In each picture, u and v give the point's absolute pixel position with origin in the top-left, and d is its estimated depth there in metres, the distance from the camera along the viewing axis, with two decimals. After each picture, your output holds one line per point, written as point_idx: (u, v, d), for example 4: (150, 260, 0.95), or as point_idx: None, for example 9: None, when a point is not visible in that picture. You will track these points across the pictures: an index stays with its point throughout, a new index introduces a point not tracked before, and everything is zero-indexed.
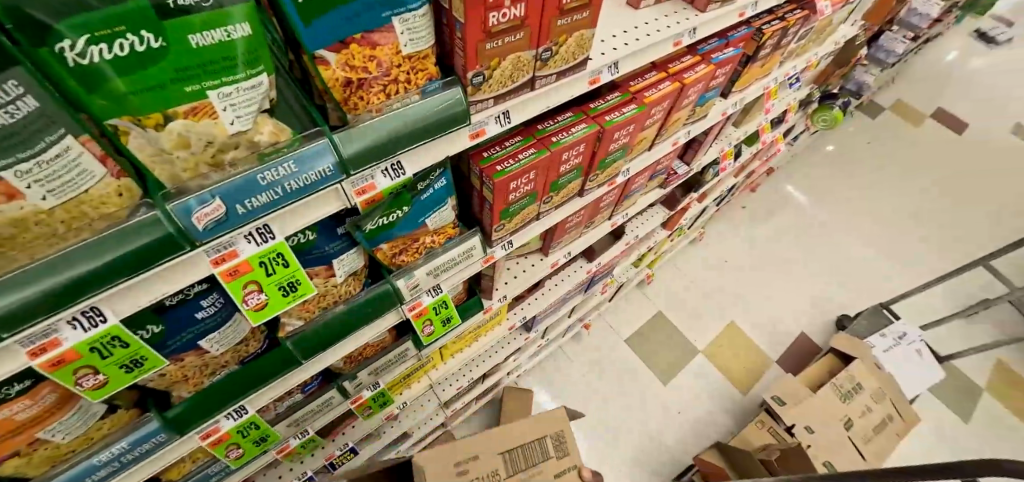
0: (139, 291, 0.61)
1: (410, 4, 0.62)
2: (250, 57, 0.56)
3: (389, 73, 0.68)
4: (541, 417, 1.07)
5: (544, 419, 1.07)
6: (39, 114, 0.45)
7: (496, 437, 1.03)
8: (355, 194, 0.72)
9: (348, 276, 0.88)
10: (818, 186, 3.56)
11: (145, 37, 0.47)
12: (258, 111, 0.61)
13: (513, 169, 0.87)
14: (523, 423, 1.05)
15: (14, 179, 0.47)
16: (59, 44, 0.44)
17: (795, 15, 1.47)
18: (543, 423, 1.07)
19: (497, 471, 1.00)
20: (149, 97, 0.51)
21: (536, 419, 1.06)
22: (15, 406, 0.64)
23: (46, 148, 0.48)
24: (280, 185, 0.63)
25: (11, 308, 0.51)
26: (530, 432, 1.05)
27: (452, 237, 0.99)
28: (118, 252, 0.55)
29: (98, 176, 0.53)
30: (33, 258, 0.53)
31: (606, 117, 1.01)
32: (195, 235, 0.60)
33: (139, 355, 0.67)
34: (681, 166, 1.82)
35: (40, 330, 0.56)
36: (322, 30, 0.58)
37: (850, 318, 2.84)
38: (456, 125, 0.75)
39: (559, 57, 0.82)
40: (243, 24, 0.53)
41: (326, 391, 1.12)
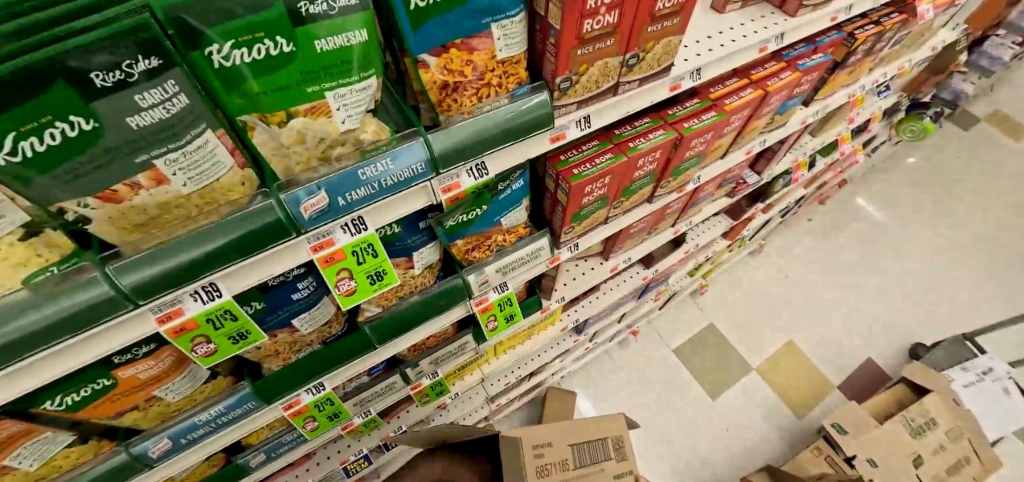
0: (250, 271, 0.68)
1: (509, 11, 0.64)
2: (364, 61, 0.60)
3: (482, 77, 0.70)
4: (600, 420, 1.08)
5: (603, 421, 1.07)
6: (189, 110, 0.51)
7: (565, 431, 1.00)
8: (442, 191, 0.75)
9: (424, 268, 0.93)
10: (898, 202, 3.29)
11: (279, 42, 0.52)
12: (365, 111, 0.65)
13: (589, 173, 0.88)
14: (586, 421, 1.05)
15: (163, 166, 0.54)
16: (209, 48, 0.49)
17: (893, 19, 1.37)
18: (602, 425, 1.07)
19: (566, 461, 0.97)
20: (277, 96, 0.56)
21: (597, 421, 1.07)
22: (140, 366, 0.72)
23: (191, 140, 0.54)
24: (377, 181, 0.67)
25: (151, 279, 0.59)
26: (593, 431, 1.05)
27: (522, 236, 1.01)
28: (236, 235, 0.61)
29: (228, 166, 0.59)
30: (170, 237, 0.60)
31: (684, 124, 1.00)
32: (301, 223, 0.65)
33: (245, 329, 0.73)
34: (751, 175, 1.75)
35: (169, 300, 0.64)
36: (427, 36, 0.61)
37: (926, 347, 2.62)
38: (539, 129, 0.76)
39: (645, 64, 0.82)
40: (361, 31, 0.57)
41: (390, 375, 1.18)
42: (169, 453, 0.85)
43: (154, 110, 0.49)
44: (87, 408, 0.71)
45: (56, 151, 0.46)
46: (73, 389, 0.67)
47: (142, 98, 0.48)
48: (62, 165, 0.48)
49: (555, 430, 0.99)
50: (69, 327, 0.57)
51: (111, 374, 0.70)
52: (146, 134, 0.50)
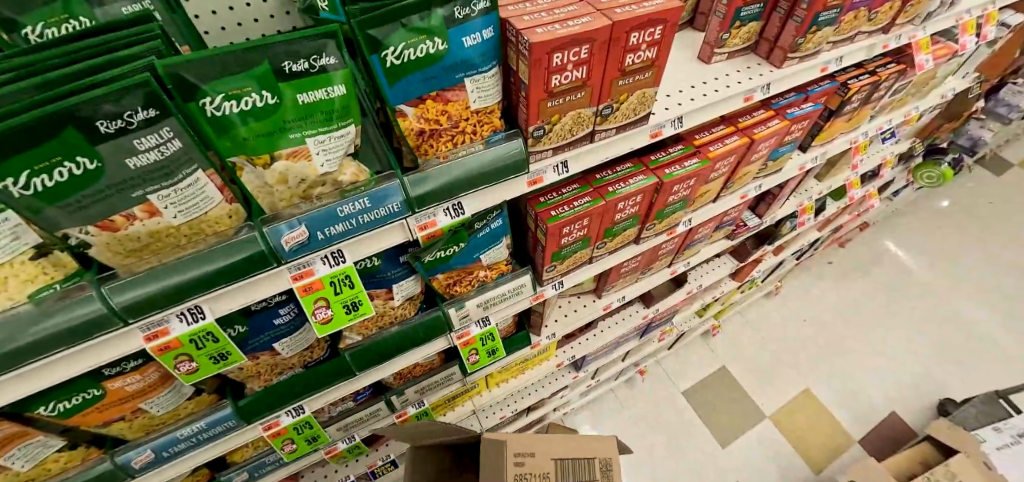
0: (233, 296, 0.73)
1: (481, 67, 0.70)
2: (343, 111, 0.66)
3: (458, 125, 0.75)
4: (591, 437, 1.05)
5: (589, 440, 1.04)
6: (182, 153, 0.58)
7: (548, 443, 1.00)
8: (418, 229, 0.79)
9: (405, 300, 0.96)
10: (923, 248, 3.18)
11: (264, 95, 0.59)
12: (344, 155, 0.71)
13: (566, 215, 0.91)
14: (572, 436, 1.03)
15: (156, 200, 0.60)
16: (203, 100, 0.56)
17: (889, 70, 1.39)
18: (593, 443, 1.04)
19: (548, 474, 0.96)
20: (262, 141, 0.63)
21: (587, 437, 1.04)
22: (127, 379, 0.77)
23: (183, 179, 0.60)
24: (355, 218, 0.72)
25: (139, 300, 0.65)
26: (580, 448, 1.02)
27: (505, 273, 1.05)
28: (220, 264, 0.67)
29: (216, 201, 0.65)
30: (160, 262, 0.66)
31: (665, 170, 1.03)
32: (282, 254, 0.70)
33: (226, 350, 0.78)
34: (752, 217, 1.74)
35: (156, 320, 0.69)
36: (403, 89, 0.67)
37: (955, 403, 2.46)
38: (514, 173, 0.80)
39: (620, 113, 0.86)
40: (340, 85, 0.64)
41: (374, 403, 1.20)
42: (150, 465, 0.89)
43: (150, 153, 0.56)
44: (77, 416, 0.77)
45: (64, 186, 0.53)
46: (64, 397, 0.73)
47: (140, 142, 0.54)
48: (67, 197, 0.54)
49: (559, 441, 1.01)
50: (64, 340, 0.63)
51: (100, 385, 0.75)
52: (143, 173, 0.57)
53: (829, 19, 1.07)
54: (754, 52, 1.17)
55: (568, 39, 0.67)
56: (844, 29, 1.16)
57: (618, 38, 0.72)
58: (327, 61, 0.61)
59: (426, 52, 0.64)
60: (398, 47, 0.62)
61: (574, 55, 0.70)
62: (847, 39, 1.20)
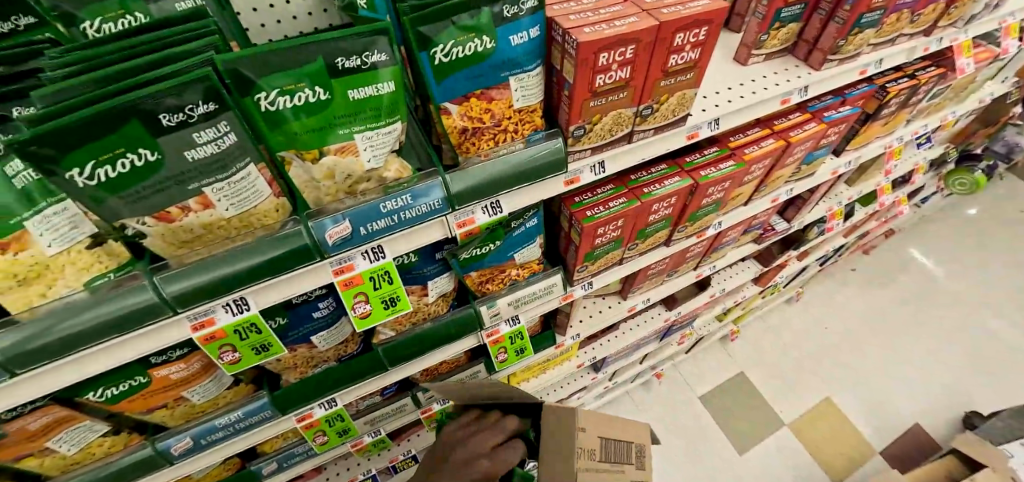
0: (276, 289, 0.74)
1: (526, 66, 0.70)
2: (390, 108, 0.67)
3: (500, 124, 0.75)
4: (630, 422, 1.02)
5: (625, 422, 1.00)
6: (238, 147, 0.59)
7: (597, 421, 0.95)
8: (457, 226, 0.80)
9: (438, 297, 0.97)
10: (953, 256, 3.10)
11: (317, 91, 0.60)
12: (389, 152, 0.72)
13: (601, 215, 0.91)
14: (611, 417, 0.98)
15: (210, 193, 0.61)
16: (258, 95, 0.57)
17: (928, 73, 1.36)
18: (631, 428, 1.01)
19: (593, 451, 0.90)
20: (312, 136, 0.64)
21: (627, 421, 1.01)
22: (172, 367, 0.79)
23: (236, 172, 0.61)
24: (397, 214, 0.73)
25: (190, 289, 0.66)
26: (623, 431, 0.99)
27: (536, 272, 1.05)
28: (268, 256, 0.68)
29: (265, 194, 0.67)
30: (210, 253, 0.67)
31: (700, 172, 1.02)
32: (327, 248, 0.71)
33: (267, 342, 0.80)
34: (780, 222, 1.72)
35: (203, 310, 0.71)
36: (449, 87, 0.68)
37: (982, 417, 2.39)
38: (554, 171, 0.80)
39: (660, 114, 0.85)
40: (389, 82, 0.64)
41: (401, 398, 1.21)
42: (188, 452, 0.91)
43: (208, 146, 0.57)
44: (123, 402, 0.79)
45: (125, 177, 0.55)
46: (112, 383, 0.75)
47: (198, 136, 0.56)
48: (128, 188, 0.56)
49: (603, 420, 0.96)
50: (118, 327, 0.64)
51: (146, 372, 0.77)
52: (199, 166, 0.58)
53: (872, 21, 1.05)
54: (791, 54, 1.16)
55: (615, 38, 0.67)
56: (886, 31, 1.13)
57: (664, 38, 0.71)
58: (378, 58, 0.62)
59: (474, 50, 0.65)
60: (447, 45, 0.63)
61: (619, 55, 0.70)
62: (888, 41, 1.18)
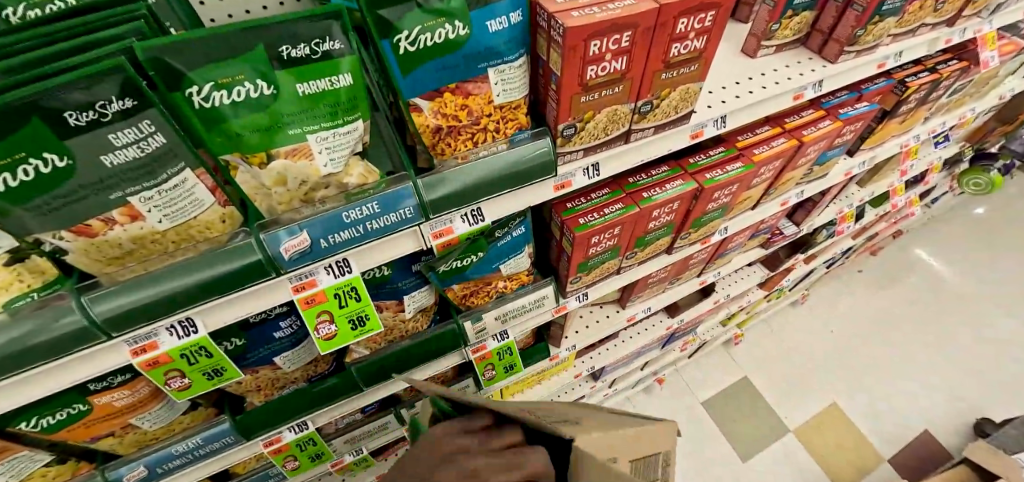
0: (227, 308, 0.66)
1: (507, 56, 0.62)
2: (349, 105, 0.59)
3: (479, 122, 0.67)
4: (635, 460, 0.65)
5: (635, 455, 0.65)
6: (166, 150, 0.51)
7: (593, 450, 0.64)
8: (433, 237, 0.71)
9: (417, 312, 0.89)
10: (964, 257, 2.99)
11: (259, 84, 0.51)
12: (351, 154, 0.63)
13: (596, 223, 0.82)
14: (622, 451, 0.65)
15: (138, 203, 0.53)
16: (189, 90, 0.49)
17: (950, 67, 1.26)
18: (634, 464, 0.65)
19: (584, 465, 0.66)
20: (258, 138, 0.55)
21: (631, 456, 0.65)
22: (116, 394, 0.71)
23: (168, 179, 0.53)
24: (362, 224, 0.64)
25: (121, 311, 0.58)
26: None
27: (526, 283, 0.96)
28: (213, 273, 0.60)
29: (207, 204, 0.59)
30: (146, 270, 0.59)
31: (705, 174, 0.93)
32: (282, 264, 0.63)
33: (220, 366, 0.72)
34: (788, 225, 1.62)
35: (143, 333, 0.63)
36: (418, 79, 0.60)
37: (994, 424, 2.29)
38: (543, 175, 0.72)
39: (660, 111, 0.76)
40: (347, 74, 0.56)
41: (382, 416, 1.14)
42: None
43: (129, 149, 0.49)
44: (63, 431, 0.71)
45: (29, 186, 0.47)
46: (48, 412, 0.67)
47: (116, 137, 0.48)
48: (35, 198, 0.48)
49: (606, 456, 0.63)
50: (41, 355, 0.56)
51: (86, 400, 0.69)
52: (120, 172, 0.50)
53: (893, 8, 0.96)
54: (804, 46, 1.07)
55: (609, 24, 0.58)
56: (908, 20, 1.04)
57: (665, 24, 0.63)
58: (332, 46, 0.53)
59: (445, 37, 0.56)
60: (413, 31, 0.54)
61: (614, 43, 0.61)
62: (909, 32, 1.09)
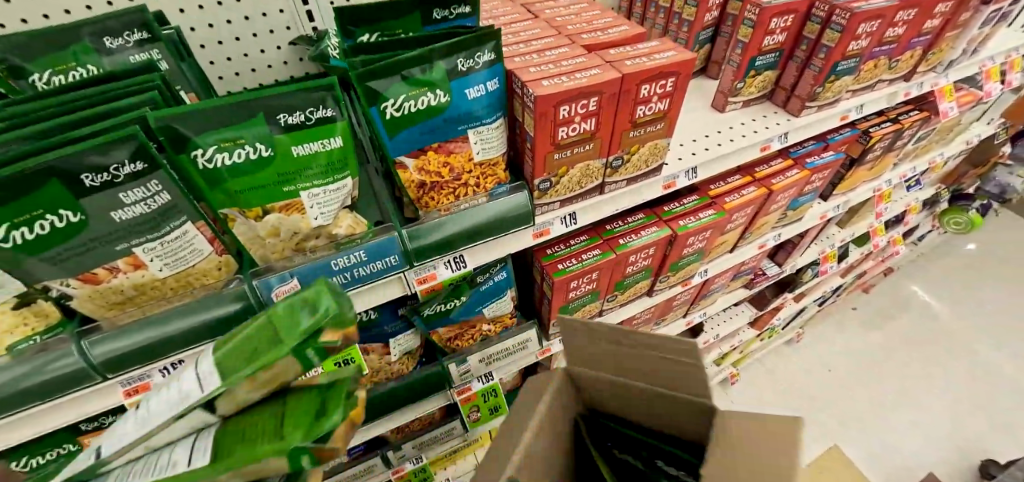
0: (221, 350, 0.69)
1: (485, 119, 0.68)
2: (339, 164, 0.64)
3: (461, 178, 0.72)
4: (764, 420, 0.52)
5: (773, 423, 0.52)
6: (171, 206, 0.56)
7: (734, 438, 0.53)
8: (417, 282, 0.75)
9: (403, 354, 0.91)
10: (950, 292, 3.02)
11: (258, 147, 0.57)
12: (341, 208, 0.68)
13: (573, 269, 0.87)
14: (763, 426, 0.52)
15: (141, 253, 0.58)
16: (194, 152, 0.55)
17: (911, 117, 1.35)
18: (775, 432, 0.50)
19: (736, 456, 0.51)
20: (254, 194, 0.61)
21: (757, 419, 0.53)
22: (105, 434, 0.74)
23: (170, 231, 0.58)
24: (350, 271, 0.69)
25: (119, 352, 0.61)
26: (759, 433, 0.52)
27: (509, 326, 0.99)
28: (207, 318, 0.63)
29: (205, 253, 0.63)
30: (144, 314, 0.63)
31: (679, 221, 0.98)
32: (272, 309, 0.67)
33: None
34: (771, 265, 1.67)
35: (137, 374, 0.66)
36: (404, 141, 0.65)
37: (999, 465, 2.22)
38: (521, 225, 0.77)
39: (631, 165, 0.82)
40: (338, 137, 0.62)
41: (370, 457, 1.16)
42: None
43: (137, 206, 0.54)
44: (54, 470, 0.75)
45: (44, 239, 0.52)
46: (39, 452, 0.71)
47: (126, 195, 0.53)
48: (48, 249, 0.53)
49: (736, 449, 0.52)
50: (36, 395, 0.59)
51: (76, 439, 0.73)
52: (127, 225, 0.55)
53: (849, 68, 1.04)
54: (770, 101, 1.15)
55: (576, 91, 0.65)
56: (865, 77, 1.12)
57: (629, 90, 0.69)
58: (325, 114, 0.59)
59: (427, 104, 0.63)
60: (398, 99, 0.61)
61: (582, 108, 0.68)
62: (867, 87, 1.17)
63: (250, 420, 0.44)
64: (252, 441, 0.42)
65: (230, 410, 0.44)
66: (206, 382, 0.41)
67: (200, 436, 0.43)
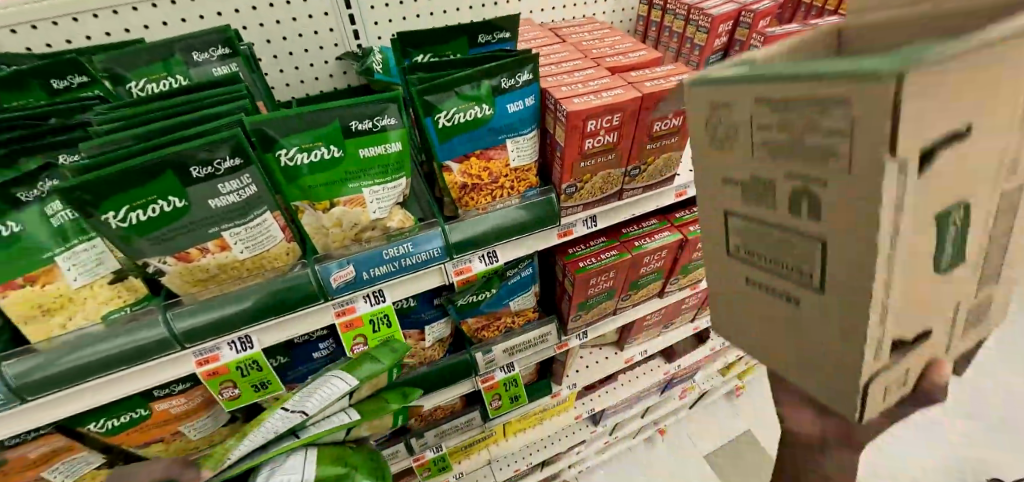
0: (282, 326, 0.78)
1: (521, 130, 0.78)
2: (396, 165, 0.74)
3: (498, 181, 0.82)
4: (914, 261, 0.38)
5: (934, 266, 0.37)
6: (257, 197, 0.66)
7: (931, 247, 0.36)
8: (455, 273, 0.84)
9: (435, 342, 1.00)
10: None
11: (332, 149, 0.67)
12: (394, 204, 0.78)
13: (593, 266, 0.95)
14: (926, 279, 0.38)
15: (228, 237, 0.67)
16: (280, 151, 0.65)
17: None
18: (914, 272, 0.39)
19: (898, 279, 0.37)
20: (325, 189, 0.70)
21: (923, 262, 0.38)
22: (173, 401, 0.83)
23: (254, 218, 0.67)
24: (398, 260, 0.77)
25: (198, 324, 0.70)
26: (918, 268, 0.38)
27: (531, 320, 1.07)
28: (276, 296, 0.72)
29: (278, 239, 0.72)
30: (222, 290, 0.72)
31: (690, 227, 1.06)
32: (330, 291, 0.75)
33: (266, 379, 0.82)
34: None
35: (208, 346, 0.75)
36: (452, 147, 0.75)
37: None
38: (548, 223, 0.86)
39: (647, 174, 0.91)
40: (397, 142, 0.72)
41: (395, 443, 1.23)
42: None
43: (230, 195, 0.64)
44: (122, 434, 0.83)
45: (153, 221, 0.61)
46: (115, 414, 0.80)
47: (223, 187, 0.63)
48: (155, 230, 0.62)
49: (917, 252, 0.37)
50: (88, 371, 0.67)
51: (148, 405, 0.81)
52: (220, 212, 0.64)
53: None
54: None
55: (602, 108, 0.75)
56: None
57: (648, 108, 0.79)
58: (387, 122, 0.69)
59: (474, 116, 0.73)
60: (450, 111, 0.71)
61: (606, 122, 0.77)
62: None
63: (371, 402, 0.75)
64: (380, 410, 0.74)
65: (362, 395, 0.75)
66: (350, 377, 0.70)
67: (346, 411, 0.71)
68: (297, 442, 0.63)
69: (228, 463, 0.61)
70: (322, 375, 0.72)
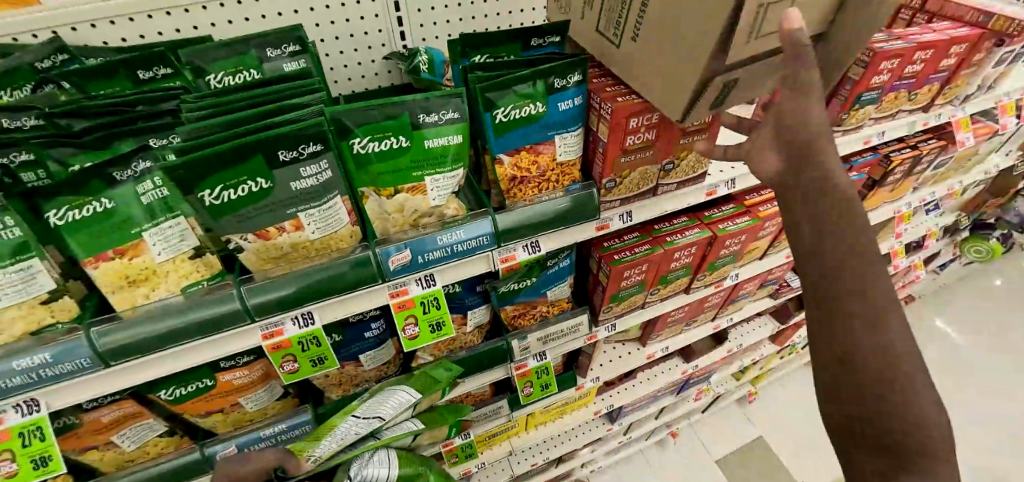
0: (342, 305, 0.84)
1: (569, 127, 0.84)
2: (455, 156, 0.80)
3: (544, 174, 0.88)
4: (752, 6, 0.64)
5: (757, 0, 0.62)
6: (331, 180, 0.72)
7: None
8: (500, 261, 0.89)
9: (475, 328, 1.06)
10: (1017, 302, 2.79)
11: (400, 139, 0.73)
12: (450, 193, 0.84)
13: (627, 259, 1.00)
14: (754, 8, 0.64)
15: (303, 217, 0.73)
16: (354, 140, 0.71)
17: (929, 145, 1.47)
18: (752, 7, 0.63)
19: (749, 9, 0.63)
20: (391, 176, 0.77)
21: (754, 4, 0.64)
22: (235, 373, 0.89)
23: (327, 201, 0.74)
24: (451, 246, 0.82)
25: (269, 299, 0.76)
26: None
27: (564, 310, 1.12)
28: (341, 275, 0.78)
29: (344, 222, 0.78)
30: (292, 268, 0.78)
31: (718, 225, 1.11)
32: (388, 273, 0.81)
33: (323, 355, 0.88)
34: (795, 278, 1.77)
35: (274, 321, 0.80)
36: (506, 141, 0.81)
37: None
38: (589, 216, 0.91)
39: (681, 170, 0.96)
40: (457, 135, 0.78)
41: None
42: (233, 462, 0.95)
43: (310, 179, 0.70)
44: (186, 403, 0.89)
45: (241, 199, 0.68)
46: (184, 383, 0.86)
47: (304, 171, 0.69)
48: (240, 209, 0.69)
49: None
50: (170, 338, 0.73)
51: (213, 376, 0.87)
52: (299, 194, 0.71)
53: (871, 98, 1.18)
54: None
55: (644, 107, 0.80)
56: (886, 107, 1.25)
57: None
58: (450, 115, 0.75)
59: (529, 112, 0.79)
60: (507, 107, 0.77)
61: (648, 121, 0.82)
62: (890, 115, 1.29)
63: (427, 415, 0.92)
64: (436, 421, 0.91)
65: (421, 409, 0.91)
66: (414, 392, 0.87)
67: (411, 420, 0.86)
68: (380, 441, 0.76)
69: (319, 457, 0.72)
70: (387, 389, 0.87)
